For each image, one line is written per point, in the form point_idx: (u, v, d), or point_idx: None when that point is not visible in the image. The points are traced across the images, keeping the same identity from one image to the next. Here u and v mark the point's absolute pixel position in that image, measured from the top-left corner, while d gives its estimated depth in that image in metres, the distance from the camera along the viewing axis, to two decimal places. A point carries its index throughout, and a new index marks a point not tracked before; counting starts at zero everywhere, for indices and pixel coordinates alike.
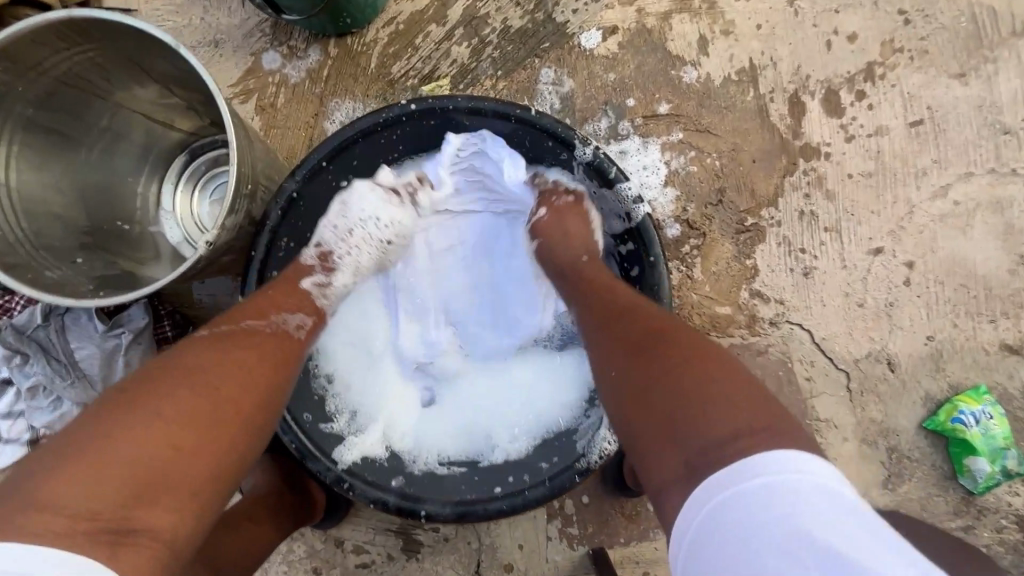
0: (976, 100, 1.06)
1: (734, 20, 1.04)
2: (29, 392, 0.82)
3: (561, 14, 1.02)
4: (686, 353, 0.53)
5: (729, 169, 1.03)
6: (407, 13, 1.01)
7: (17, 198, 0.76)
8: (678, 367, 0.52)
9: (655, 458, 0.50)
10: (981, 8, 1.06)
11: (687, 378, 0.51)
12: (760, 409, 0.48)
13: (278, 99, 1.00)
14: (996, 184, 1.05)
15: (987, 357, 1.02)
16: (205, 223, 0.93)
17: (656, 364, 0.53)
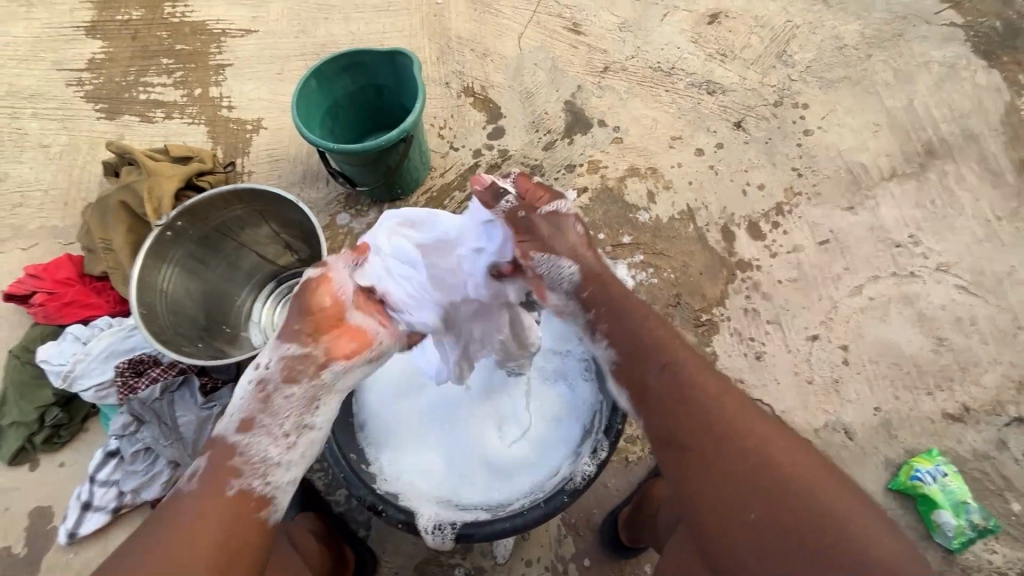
0: (868, 224, 1.39)
1: (671, 179, 1.45)
2: (133, 455, 1.07)
3: (547, 181, 1.45)
4: (755, 441, 0.66)
5: (682, 279, 1.34)
6: (439, 185, 1.45)
7: (170, 302, 1.08)
8: (758, 463, 0.65)
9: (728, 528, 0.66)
10: (854, 163, 1.46)
11: (769, 473, 0.63)
12: (818, 484, 0.62)
13: (344, 244, 1.39)
14: (901, 283, 1.32)
15: (932, 424, 1.18)
16: (280, 330, 1.24)
17: (733, 469, 0.65)
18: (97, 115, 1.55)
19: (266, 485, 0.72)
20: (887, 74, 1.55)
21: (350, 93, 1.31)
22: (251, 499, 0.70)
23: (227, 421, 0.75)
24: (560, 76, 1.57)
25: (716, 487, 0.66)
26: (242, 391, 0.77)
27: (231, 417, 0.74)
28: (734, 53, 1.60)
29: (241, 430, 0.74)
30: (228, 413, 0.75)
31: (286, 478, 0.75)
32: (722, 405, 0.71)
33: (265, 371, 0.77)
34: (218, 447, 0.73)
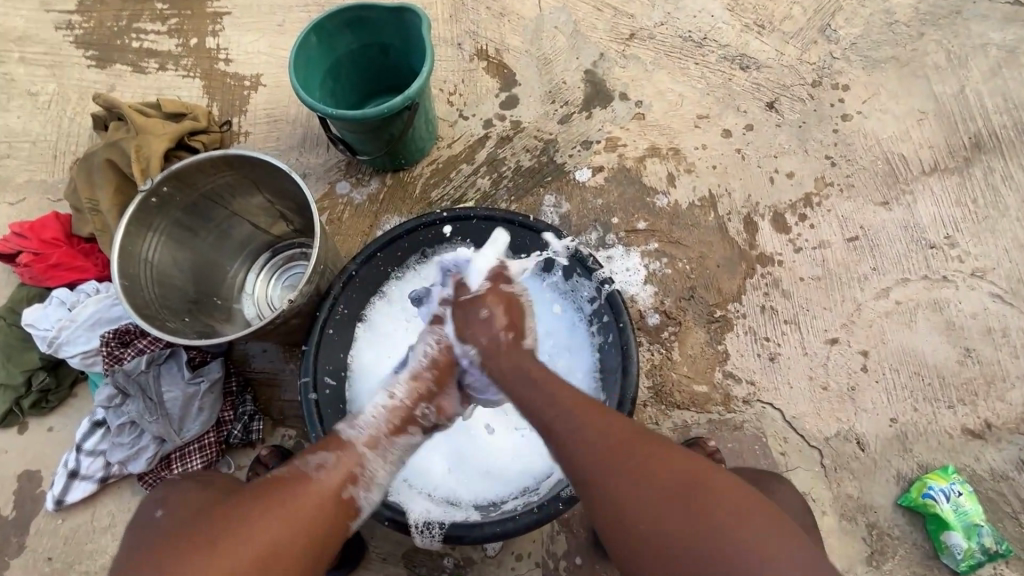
0: (902, 221, 1.30)
1: (694, 162, 1.35)
2: (119, 427, 1.04)
3: (561, 158, 1.36)
4: (656, 458, 0.67)
5: (698, 271, 1.26)
6: (446, 156, 1.36)
7: (155, 271, 1.03)
8: (657, 473, 0.65)
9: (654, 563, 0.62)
10: (893, 154, 1.35)
11: (671, 483, 0.64)
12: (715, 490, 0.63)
13: (343, 215, 1.32)
14: (932, 288, 1.24)
15: (950, 439, 1.13)
16: (273, 303, 1.19)
17: (637, 483, 0.64)
18: (87, 62, 1.46)
19: (365, 498, 0.74)
20: (940, 55, 1.42)
21: (353, 51, 1.21)
22: (335, 510, 0.70)
23: (358, 430, 0.78)
24: (581, 42, 1.45)
25: (619, 499, 0.65)
26: (372, 411, 0.79)
27: (361, 428, 0.77)
28: (773, 24, 1.47)
29: (366, 445, 0.76)
30: (359, 424, 0.78)
31: (375, 494, 0.76)
32: (607, 428, 0.70)
33: (395, 399, 0.81)
34: (347, 460, 0.74)
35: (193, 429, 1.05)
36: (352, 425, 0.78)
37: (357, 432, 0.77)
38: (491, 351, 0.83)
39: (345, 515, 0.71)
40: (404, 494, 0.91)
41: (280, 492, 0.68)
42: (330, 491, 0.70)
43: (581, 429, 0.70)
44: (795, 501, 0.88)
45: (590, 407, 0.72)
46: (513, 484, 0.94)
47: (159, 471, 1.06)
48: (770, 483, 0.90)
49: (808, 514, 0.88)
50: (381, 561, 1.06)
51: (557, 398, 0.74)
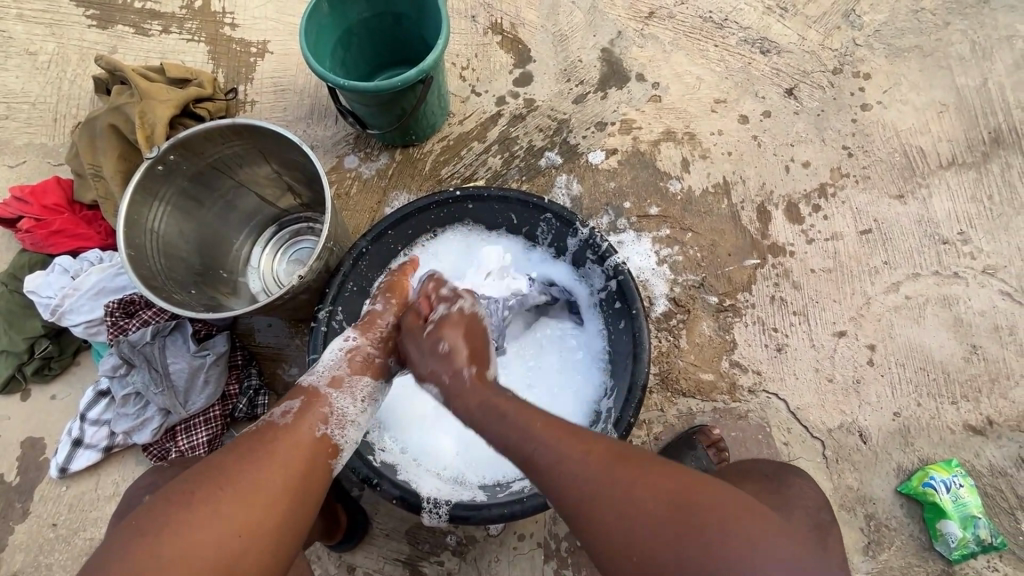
0: (916, 216, 1.28)
1: (709, 147, 1.33)
2: (124, 398, 1.04)
3: (574, 139, 1.33)
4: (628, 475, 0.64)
5: (709, 260, 1.25)
6: (456, 133, 1.34)
7: (161, 242, 1.01)
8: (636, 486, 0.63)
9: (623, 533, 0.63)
10: (912, 147, 1.32)
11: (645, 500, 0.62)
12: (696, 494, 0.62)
13: (351, 190, 1.30)
14: (942, 284, 1.23)
15: (952, 435, 1.14)
16: (279, 278, 1.18)
17: (616, 506, 0.62)
18: (88, 22, 1.41)
19: (341, 436, 0.75)
20: (964, 46, 1.38)
21: (365, 20, 1.17)
22: (315, 451, 0.71)
23: (317, 376, 0.80)
24: (598, 19, 1.41)
25: (604, 520, 0.62)
26: (329, 354, 0.82)
27: (321, 374, 0.79)
28: (795, 7, 1.43)
29: (331, 385, 0.78)
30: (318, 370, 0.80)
31: (356, 433, 0.78)
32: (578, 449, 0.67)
33: (355, 342, 0.84)
34: (311, 392, 0.77)
35: (198, 402, 1.04)
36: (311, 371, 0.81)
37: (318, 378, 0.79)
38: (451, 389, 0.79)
39: (326, 454, 0.72)
40: (413, 474, 0.92)
41: (249, 444, 0.67)
42: (306, 439, 0.71)
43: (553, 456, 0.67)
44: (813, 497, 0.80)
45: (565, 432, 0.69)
46: (520, 468, 0.94)
47: (164, 443, 1.06)
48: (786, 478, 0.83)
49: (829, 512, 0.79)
50: (384, 537, 1.08)
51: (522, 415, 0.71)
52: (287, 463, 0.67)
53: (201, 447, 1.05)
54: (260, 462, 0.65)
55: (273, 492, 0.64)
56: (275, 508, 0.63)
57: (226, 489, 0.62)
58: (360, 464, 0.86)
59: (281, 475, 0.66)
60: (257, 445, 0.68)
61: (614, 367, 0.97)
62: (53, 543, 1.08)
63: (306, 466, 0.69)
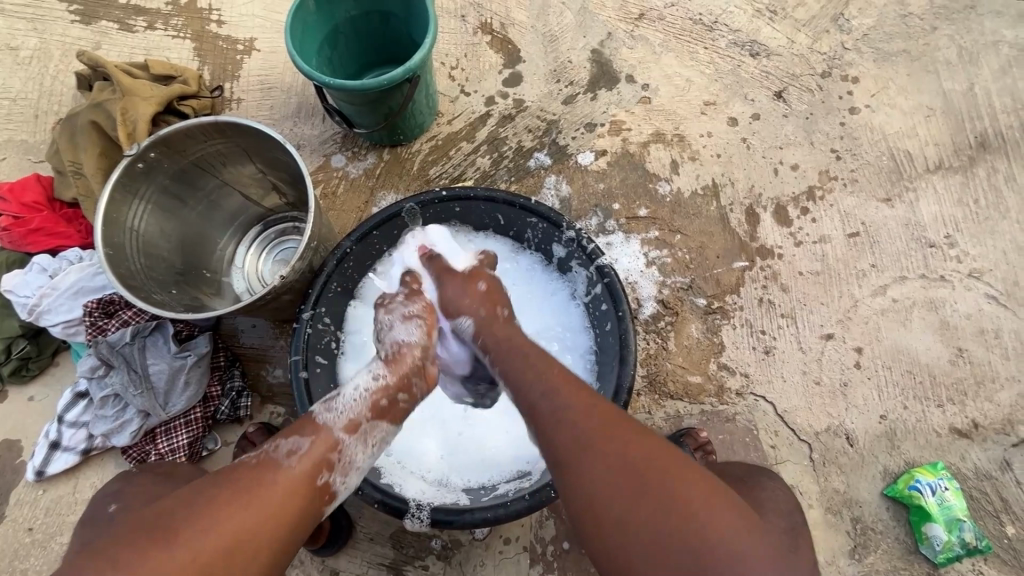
0: (903, 219, 1.29)
1: (698, 149, 1.33)
2: (102, 400, 1.02)
3: (563, 140, 1.33)
4: (611, 435, 0.65)
5: (697, 262, 1.25)
6: (445, 133, 1.33)
7: (141, 241, 0.99)
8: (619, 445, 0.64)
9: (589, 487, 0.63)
10: (899, 150, 1.33)
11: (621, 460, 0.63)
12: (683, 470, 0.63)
13: (338, 189, 1.28)
14: (928, 287, 1.24)
15: (938, 438, 1.14)
16: (264, 278, 1.16)
17: (593, 456, 0.64)
18: (71, 17, 1.39)
19: (342, 483, 0.74)
20: (951, 51, 1.39)
21: (352, 18, 1.16)
22: (307, 496, 0.68)
23: (333, 413, 0.77)
24: (589, 20, 1.40)
25: (582, 470, 0.64)
26: (352, 393, 0.79)
27: (340, 413, 0.76)
28: (785, 11, 1.43)
29: (347, 430, 0.75)
30: (335, 408, 0.77)
31: (355, 477, 0.76)
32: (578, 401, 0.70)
33: (382, 381, 0.81)
34: (324, 437, 0.73)
35: (178, 404, 1.02)
36: (328, 408, 0.77)
37: (336, 417, 0.76)
38: (486, 322, 0.86)
39: (320, 499, 0.70)
40: (396, 477, 0.91)
41: (247, 479, 0.66)
42: (301, 479, 0.69)
43: (553, 403, 0.70)
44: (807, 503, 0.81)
45: (576, 387, 0.72)
46: (505, 471, 0.94)
47: (144, 445, 1.04)
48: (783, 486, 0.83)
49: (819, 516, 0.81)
50: (369, 542, 1.06)
51: (538, 372, 0.74)
52: (276, 507, 0.65)
53: (182, 449, 1.03)
54: (248, 502, 0.64)
55: (256, 537, 0.61)
56: (253, 557, 0.61)
57: (207, 528, 0.60)
58: None
59: (267, 518, 0.63)
60: (248, 480, 0.66)
61: (600, 369, 0.96)
62: (28, 548, 1.06)
63: (296, 509, 0.67)
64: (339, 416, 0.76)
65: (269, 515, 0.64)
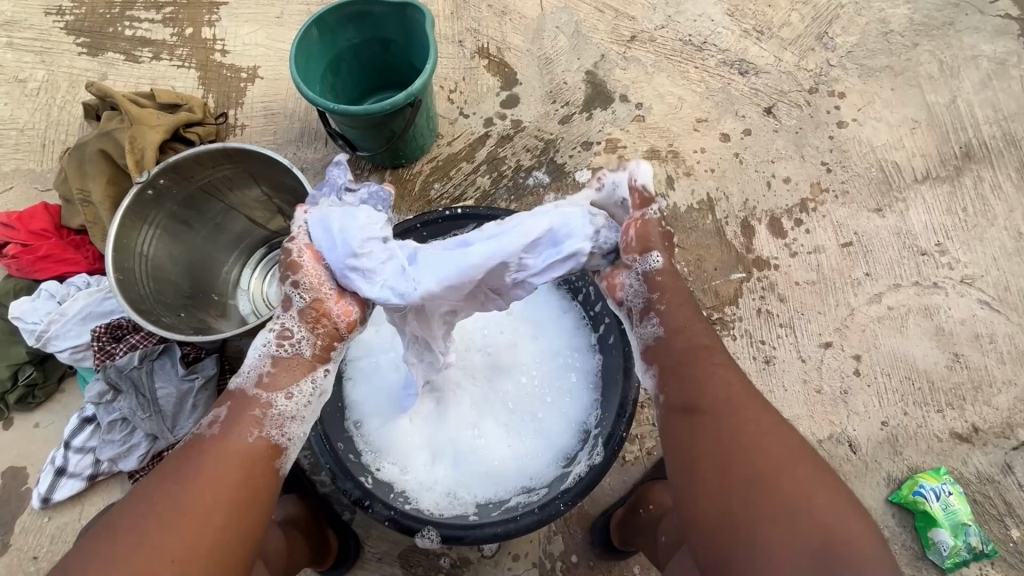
0: (894, 228, 1.31)
1: (692, 165, 1.36)
2: (109, 425, 1.03)
3: (561, 158, 1.36)
4: (758, 434, 0.66)
5: (695, 274, 1.27)
6: (446, 154, 1.36)
7: (150, 266, 1.01)
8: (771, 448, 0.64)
9: (715, 449, 0.66)
10: (887, 162, 1.37)
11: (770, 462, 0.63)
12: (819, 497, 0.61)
13: None
14: (922, 294, 1.26)
15: (939, 443, 1.15)
16: (269, 300, 1.18)
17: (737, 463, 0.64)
18: (78, 49, 1.43)
19: (283, 436, 0.71)
20: (933, 65, 1.44)
21: (354, 46, 1.20)
22: (250, 459, 0.67)
23: (247, 377, 0.72)
24: (582, 43, 1.45)
25: (727, 450, 0.65)
26: (259, 354, 0.74)
27: (254, 376, 0.72)
28: (771, 30, 1.48)
29: (264, 388, 0.71)
30: (247, 372, 0.73)
31: (302, 428, 0.73)
32: (731, 395, 0.70)
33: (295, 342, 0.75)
34: (247, 401, 0.70)
35: (186, 427, 1.03)
36: (242, 373, 0.73)
37: (252, 380, 0.72)
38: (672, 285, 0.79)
39: (265, 459, 0.68)
40: (407, 496, 0.91)
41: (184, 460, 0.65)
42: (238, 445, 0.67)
43: (701, 378, 0.71)
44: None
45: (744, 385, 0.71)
46: (514, 487, 0.94)
47: (151, 469, 1.04)
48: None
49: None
50: (377, 561, 1.06)
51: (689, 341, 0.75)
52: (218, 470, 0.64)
53: None
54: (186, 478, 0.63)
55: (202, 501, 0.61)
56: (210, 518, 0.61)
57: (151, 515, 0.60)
58: (353, 486, 0.85)
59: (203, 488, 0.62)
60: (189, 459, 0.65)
61: (604, 389, 0.96)
62: None
63: (232, 476, 0.65)
64: (253, 380, 0.72)
65: (207, 489, 0.62)
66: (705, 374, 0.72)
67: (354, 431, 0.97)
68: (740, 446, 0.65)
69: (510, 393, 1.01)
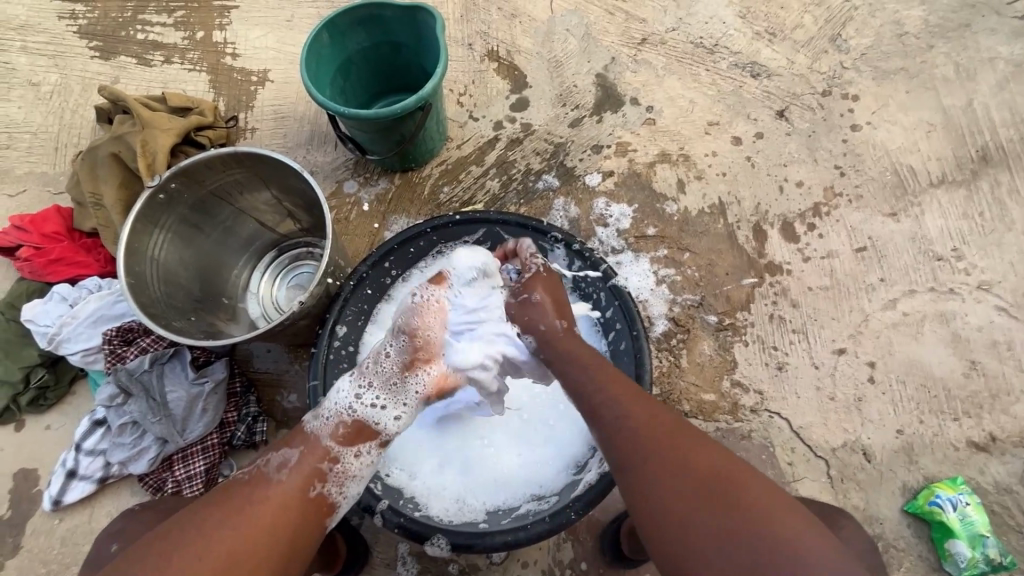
0: (909, 233, 1.30)
1: (703, 168, 1.35)
2: (120, 428, 1.03)
3: (571, 161, 1.35)
4: (702, 450, 0.66)
5: (706, 279, 1.26)
6: (455, 157, 1.35)
7: (161, 270, 1.01)
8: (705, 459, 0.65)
9: (650, 471, 0.66)
10: (902, 166, 1.35)
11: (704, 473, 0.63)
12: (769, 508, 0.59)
13: (350, 215, 1.31)
14: (938, 300, 1.24)
15: (956, 452, 1.13)
16: (279, 304, 1.18)
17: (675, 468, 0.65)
18: (91, 53, 1.44)
19: (339, 494, 0.75)
20: (948, 68, 1.42)
21: (363, 49, 1.20)
22: (308, 510, 0.70)
23: (321, 419, 0.78)
24: (592, 46, 1.44)
25: (656, 466, 0.65)
26: (339, 398, 0.79)
27: (326, 419, 0.78)
28: (784, 33, 1.47)
29: (334, 436, 0.76)
30: (322, 414, 0.78)
31: (358, 486, 0.77)
32: (647, 413, 0.72)
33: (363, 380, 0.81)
34: (316, 446, 0.74)
35: (195, 431, 1.03)
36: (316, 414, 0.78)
37: (322, 423, 0.77)
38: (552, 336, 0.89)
39: (320, 515, 0.71)
40: (417, 502, 0.91)
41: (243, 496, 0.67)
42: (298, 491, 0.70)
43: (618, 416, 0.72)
44: (861, 540, 0.84)
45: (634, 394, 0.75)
46: (524, 493, 0.93)
47: (161, 473, 1.04)
48: (837, 519, 0.86)
49: (874, 552, 0.85)
50: (385, 567, 1.06)
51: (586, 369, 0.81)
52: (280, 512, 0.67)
53: (198, 477, 1.03)
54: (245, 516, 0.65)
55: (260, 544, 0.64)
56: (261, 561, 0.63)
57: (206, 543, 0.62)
58: (363, 492, 0.85)
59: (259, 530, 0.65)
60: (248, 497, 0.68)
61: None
62: None
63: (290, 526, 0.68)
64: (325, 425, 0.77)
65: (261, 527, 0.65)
66: (617, 401, 0.74)
67: None
68: (672, 459, 0.65)
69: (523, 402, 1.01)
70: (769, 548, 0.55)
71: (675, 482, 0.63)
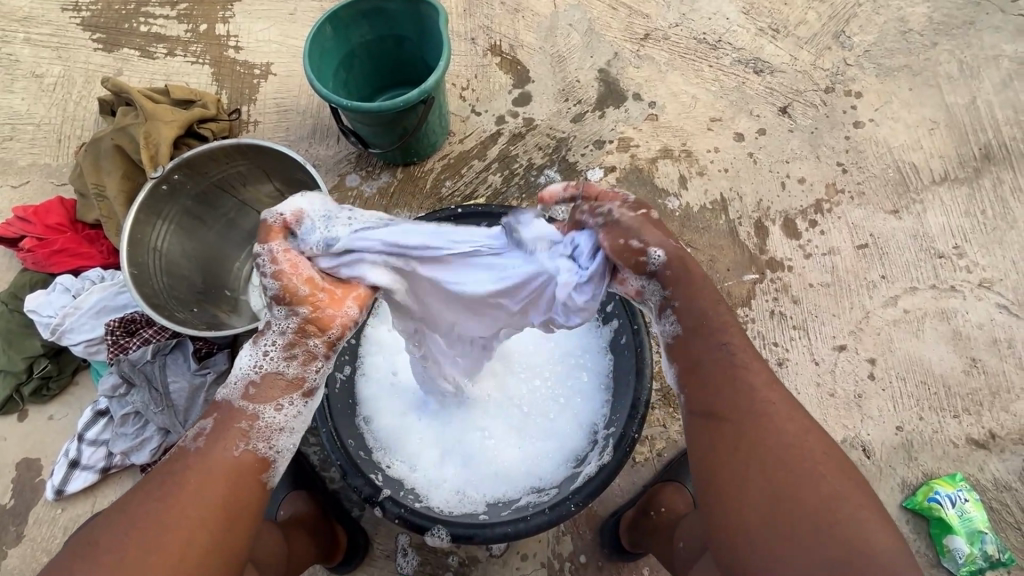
0: (911, 230, 1.29)
1: (705, 164, 1.35)
2: (123, 417, 1.04)
3: (573, 156, 1.35)
4: (805, 439, 0.61)
5: (707, 274, 1.26)
6: (457, 151, 1.35)
7: (163, 261, 1.01)
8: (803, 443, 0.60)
9: (744, 433, 0.62)
10: (904, 163, 1.35)
11: (799, 458, 0.59)
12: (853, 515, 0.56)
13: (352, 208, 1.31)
14: (939, 297, 1.24)
15: (955, 449, 1.14)
16: None
17: (777, 453, 0.60)
18: (94, 45, 1.44)
19: (270, 449, 0.64)
20: (952, 65, 1.42)
21: (366, 42, 1.20)
22: (234, 473, 0.61)
23: (231, 385, 0.65)
24: (595, 41, 1.44)
25: (755, 429, 0.62)
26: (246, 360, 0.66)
27: (236, 384, 0.65)
28: (787, 29, 1.47)
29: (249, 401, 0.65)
30: (232, 379, 0.66)
31: (292, 440, 0.66)
32: (759, 381, 0.65)
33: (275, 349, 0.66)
34: (230, 412, 0.64)
35: (197, 421, 1.04)
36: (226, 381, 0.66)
37: (234, 388, 0.65)
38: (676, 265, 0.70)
39: (243, 473, 0.62)
40: (418, 493, 0.91)
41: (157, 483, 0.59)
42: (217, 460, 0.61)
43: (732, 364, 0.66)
44: None
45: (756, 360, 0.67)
46: (525, 486, 0.93)
47: (163, 462, 1.05)
48: None
49: None
50: (385, 559, 1.06)
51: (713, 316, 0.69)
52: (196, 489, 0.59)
53: None
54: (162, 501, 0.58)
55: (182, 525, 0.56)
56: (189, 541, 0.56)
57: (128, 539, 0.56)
58: (363, 484, 0.85)
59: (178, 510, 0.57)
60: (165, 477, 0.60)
61: (615, 390, 0.95)
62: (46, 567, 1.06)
63: (213, 499, 0.59)
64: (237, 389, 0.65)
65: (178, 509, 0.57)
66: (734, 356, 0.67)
67: (364, 431, 0.97)
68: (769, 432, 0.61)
69: (521, 398, 1.01)
70: (840, 545, 0.54)
71: (769, 450, 0.60)
